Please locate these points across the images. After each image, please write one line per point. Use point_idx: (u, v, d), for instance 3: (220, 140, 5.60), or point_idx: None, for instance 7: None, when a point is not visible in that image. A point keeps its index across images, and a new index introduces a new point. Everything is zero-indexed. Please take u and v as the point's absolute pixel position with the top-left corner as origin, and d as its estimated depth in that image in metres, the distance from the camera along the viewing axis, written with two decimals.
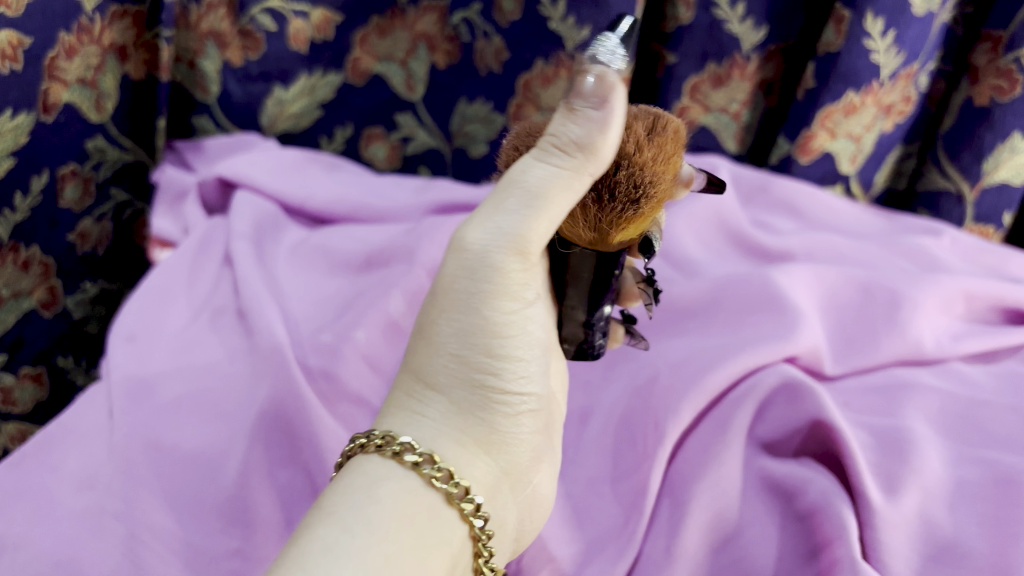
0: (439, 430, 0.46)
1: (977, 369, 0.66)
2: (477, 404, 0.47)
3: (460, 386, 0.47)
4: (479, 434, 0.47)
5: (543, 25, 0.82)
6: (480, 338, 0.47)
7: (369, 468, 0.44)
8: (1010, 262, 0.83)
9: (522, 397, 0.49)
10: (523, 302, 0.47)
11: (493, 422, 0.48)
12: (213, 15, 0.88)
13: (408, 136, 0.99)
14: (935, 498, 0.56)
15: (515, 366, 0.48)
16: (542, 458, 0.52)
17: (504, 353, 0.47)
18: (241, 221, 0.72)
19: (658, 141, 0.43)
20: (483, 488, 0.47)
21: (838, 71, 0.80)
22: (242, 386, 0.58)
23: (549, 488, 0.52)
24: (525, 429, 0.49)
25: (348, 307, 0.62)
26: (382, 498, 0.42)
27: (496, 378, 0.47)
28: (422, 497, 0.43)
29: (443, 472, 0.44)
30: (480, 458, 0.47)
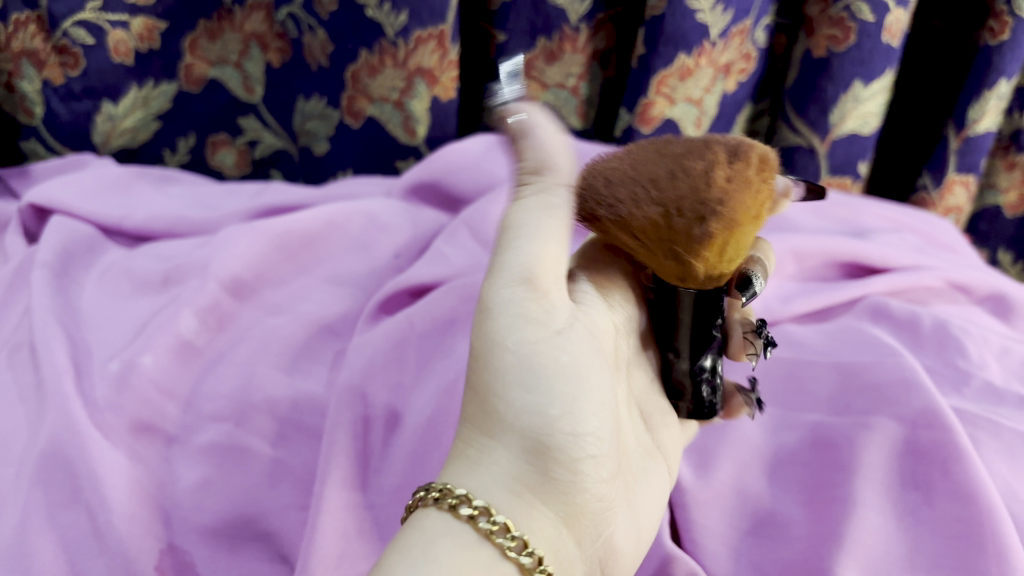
0: (493, 477, 0.41)
1: (810, 329, 0.64)
2: (530, 447, 0.41)
3: (513, 431, 0.41)
4: (533, 480, 0.41)
5: (360, 13, 0.79)
6: (524, 369, 0.41)
7: (426, 523, 0.39)
8: (863, 214, 0.83)
9: (585, 438, 0.42)
10: (552, 328, 0.42)
11: (552, 468, 0.41)
12: (23, 33, 0.82)
13: (254, 139, 0.97)
14: (752, 467, 0.55)
15: (564, 401, 0.41)
16: (619, 506, 0.45)
17: (550, 384, 0.41)
18: (44, 249, 0.68)
19: (737, 164, 0.41)
20: (545, 539, 0.40)
21: (665, 34, 0.77)
22: (26, 427, 0.55)
23: (632, 540, 0.46)
24: (594, 474, 0.43)
25: (143, 330, 0.59)
26: (444, 560, 0.36)
27: (543, 415, 0.41)
28: (480, 555, 0.38)
29: (499, 525, 0.39)
30: (539, 506, 0.41)
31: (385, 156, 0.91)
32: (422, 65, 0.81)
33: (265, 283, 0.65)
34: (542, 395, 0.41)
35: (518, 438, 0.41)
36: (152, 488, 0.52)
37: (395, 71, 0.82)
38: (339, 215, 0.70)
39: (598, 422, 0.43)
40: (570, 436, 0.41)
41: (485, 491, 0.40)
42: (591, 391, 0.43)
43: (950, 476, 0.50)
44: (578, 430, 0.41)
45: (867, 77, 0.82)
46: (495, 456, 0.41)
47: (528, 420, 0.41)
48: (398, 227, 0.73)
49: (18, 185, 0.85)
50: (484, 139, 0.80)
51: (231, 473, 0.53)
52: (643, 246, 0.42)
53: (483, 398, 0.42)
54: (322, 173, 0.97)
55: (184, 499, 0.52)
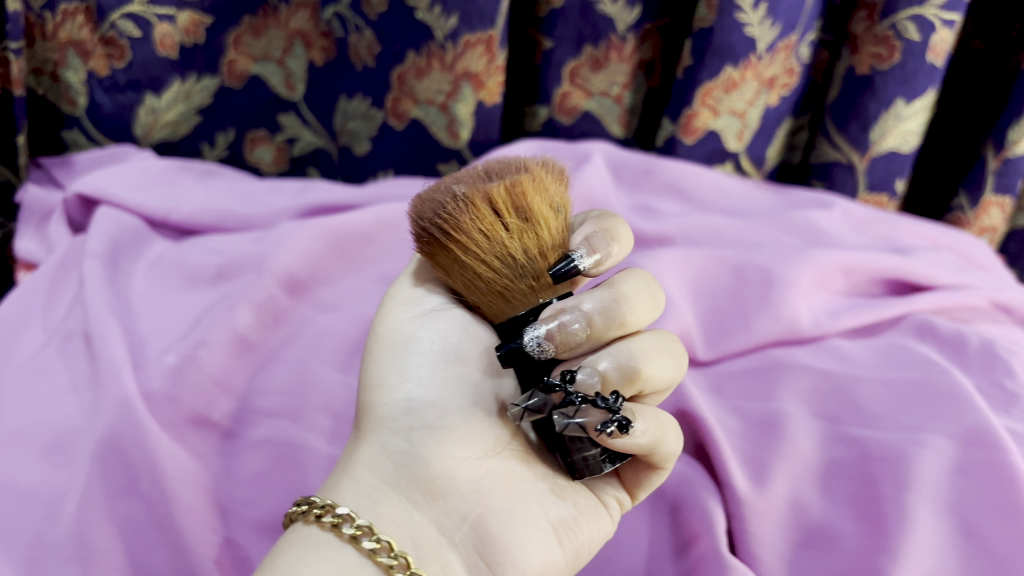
0: (352, 463, 0.49)
1: (857, 344, 0.64)
2: (383, 430, 0.49)
3: (365, 417, 0.51)
4: (382, 462, 0.48)
5: (410, 15, 0.79)
6: (379, 359, 0.52)
7: (283, 538, 0.45)
8: (902, 231, 0.83)
9: (423, 407, 0.50)
10: (409, 321, 0.54)
11: (395, 446, 0.49)
12: (70, 23, 0.83)
13: (294, 136, 0.97)
14: (805, 479, 0.54)
15: (405, 378, 0.51)
16: (490, 492, 0.48)
17: (394, 365, 0.52)
18: (93, 240, 0.68)
19: (471, 202, 0.46)
20: (389, 521, 0.46)
21: (713, 46, 0.78)
22: (82, 417, 0.55)
23: (525, 531, 0.47)
24: (438, 449, 0.49)
25: (197, 324, 0.59)
26: (286, 569, 0.41)
27: (385, 391, 0.51)
28: (318, 551, 0.43)
29: (341, 517, 0.44)
30: (388, 493, 0.47)
31: (424, 157, 0.92)
32: (469, 69, 0.82)
33: (319, 281, 0.65)
34: (387, 375, 0.51)
35: (370, 421, 0.50)
36: (209, 481, 0.53)
37: (442, 74, 0.82)
38: (388, 214, 0.70)
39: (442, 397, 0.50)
40: (404, 403, 0.50)
41: (340, 479, 0.48)
42: (439, 372, 0.51)
43: (1004, 496, 0.51)
44: (413, 400, 0.50)
45: (909, 96, 0.82)
46: (358, 445, 0.50)
47: (379, 403, 0.51)
48: None
49: (60, 175, 0.85)
50: (529, 146, 0.80)
51: (286, 470, 0.54)
52: (466, 275, 0.47)
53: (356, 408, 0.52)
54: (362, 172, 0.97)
55: (239, 493, 0.53)
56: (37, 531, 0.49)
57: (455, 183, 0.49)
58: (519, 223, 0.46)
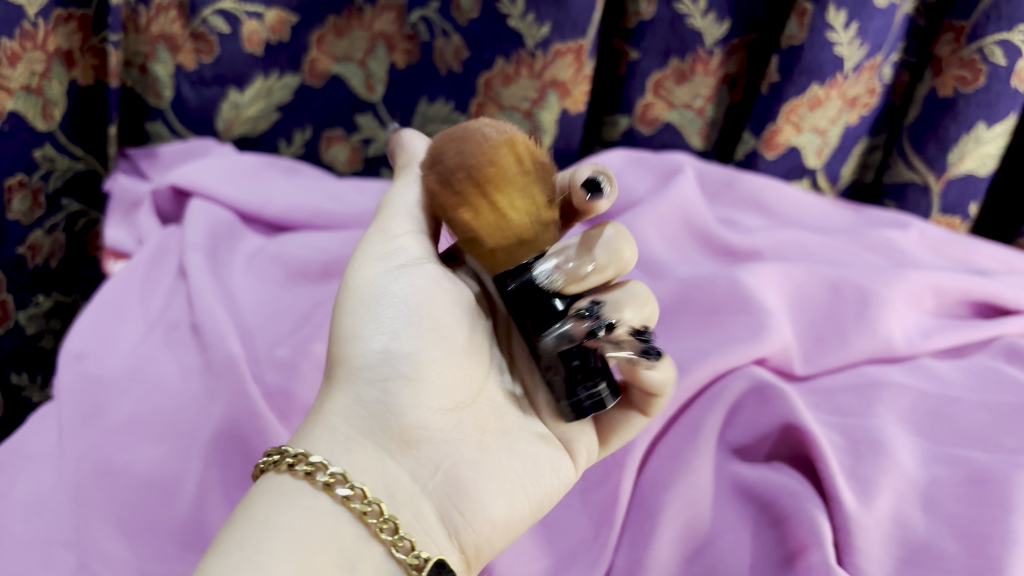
0: (324, 411, 0.47)
1: (948, 364, 0.65)
2: (358, 378, 0.48)
3: (342, 361, 0.48)
4: (356, 413, 0.47)
5: (502, 22, 0.81)
6: (357, 302, 0.49)
7: (254, 487, 0.43)
8: (975, 253, 0.83)
9: (404, 359, 0.48)
10: (391, 264, 0.50)
11: (371, 398, 0.47)
12: (163, 18, 0.84)
13: (370, 137, 0.97)
14: (908, 497, 0.54)
15: (382, 326, 0.48)
16: (462, 443, 0.49)
17: (370, 311, 0.49)
18: (193, 231, 0.70)
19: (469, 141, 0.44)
20: (363, 469, 0.45)
21: (802, 64, 0.79)
22: (195, 406, 0.56)
23: (494, 482, 0.48)
24: (413, 400, 0.47)
25: (306, 319, 0.61)
26: (258, 515, 0.40)
27: (360, 338, 0.48)
28: (299, 500, 0.42)
29: (315, 464, 0.43)
30: (360, 440, 0.46)
31: None
32: (557, 78, 0.82)
33: None
34: (362, 321, 0.49)
35: (343, 366, 0.48)
36: None
37: (529, 81, 0.84)
38: None
39: (421, 348, 0.48)
40: (379, 353, 0.48)
41: (312, 430, 0.46)
42: (421, 321, 0.49)
43: None
44: (389, 350, 0.48)
45: (990, 120, 0.83)
46: (333, 395, 0.48)
47: (354, 348, 0.48)
48: None
49: (146, 166, 0.87)
50: (616, 155, 0.81)
51: None
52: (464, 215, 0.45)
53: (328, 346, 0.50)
54: None
55: None
56: (157, 516, 0.51)
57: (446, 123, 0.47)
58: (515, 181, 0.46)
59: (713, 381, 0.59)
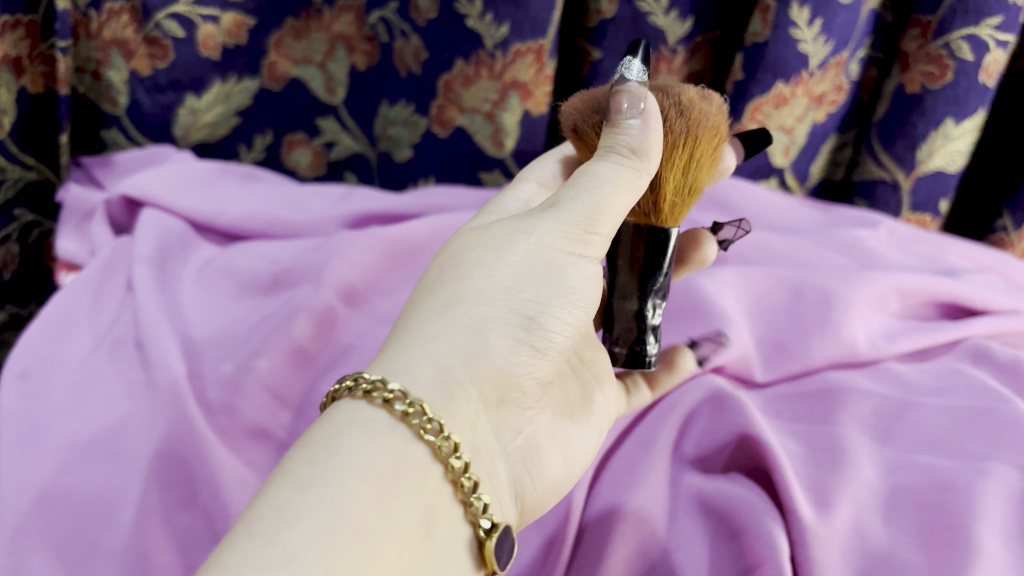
0: (438, 345, 0.44)
1: (913, 368, 0.64)
2: (492, 332, 0.45)
3: (497, 314, 0.45)
4: (476, 369, 0.44)
5: (461, 23, 0.79)
6: (536, 265, 0.46)
7: (336, 417, 0.41)
8: (946, 251, 0.82)
9: (550, 335, 0.47)
10: (572, 251, 0.46)
11: (496, 358, 0.45)
12: (115, 22, 0.82)
13: (332, 141, 0.95)
14: (869, 508, 0.52)
15: (536, 293, 0.46)
16: (541, 408, 0.50)
17: (535, 279, 0.46)
18: (142, 243, 0.68)
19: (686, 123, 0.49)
20: (462, 423, 0.43)
21: (766, 62, 0.77)
22: (137, 427, 0.54)
23: (559, 451, 0.50)
24: (525, 366, 0.47)
25: (252, 333, 0.59)
26: (344, 450, 0.38)
27: (515, 297, 0.45)
28: (398, 445, 0.40)
29: (416, 408, 0.41)
30: (468, 391, 0.44)
31: (468, 165, 0.91)
32: (518, 78, 0.81)
33: (375, 292, 0.64)
34: (520, 282, 0.45)
35: (485, 311, 0.45)
36: None
37: (490, 82, 0.82)
38: (444, 225, 0.70)
39: (561, 325, 0.47)
40: (535, 321, 0.46)
41: (420, 360, 0.43)
42: (564, 301, 0.47)
43: None
44: (533, 317, 0.46)
45: (959, 116, 0.82)
46: (454, 339, 0.44)
47: (503, 300, 0.45)
48: None
49: (101, 174, 0.85)
50: None
51: None
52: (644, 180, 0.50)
53: (454, 277, 0.46)
54: (400, 180, 0.96)
55: None
56: (95, 541, 0.48)
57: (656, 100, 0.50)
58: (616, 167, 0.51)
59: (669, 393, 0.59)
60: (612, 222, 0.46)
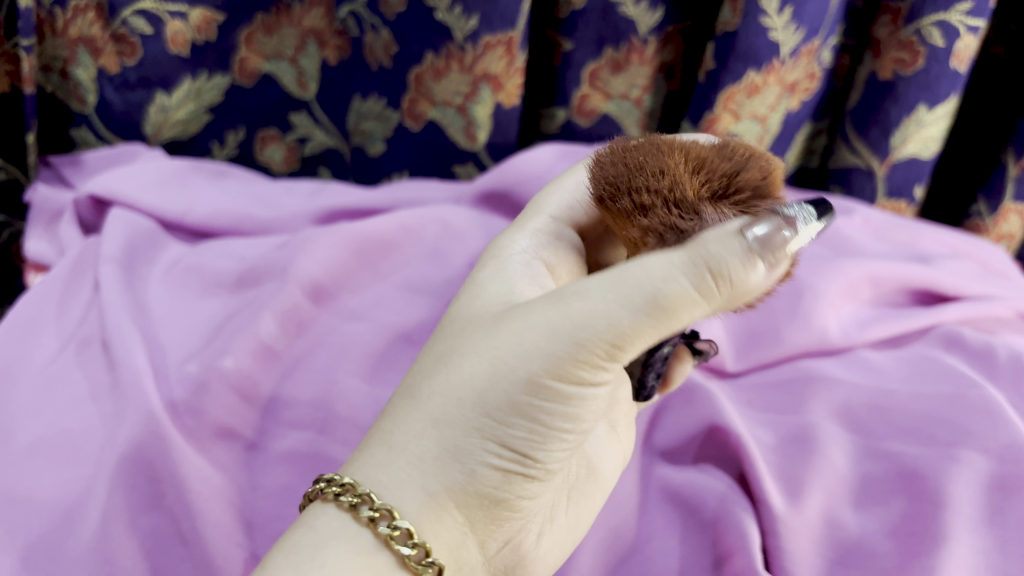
0: (424, 465, 0.41)
1: (885, 356, 0.63)
2: (481, 464, 0.42)
3: (485, 442, 0.41)
4: (462, 493, 0.42)
5: (430, 16, 0.78)
6: (532, 401, 0.41)
7: (323, 521, 0.41)
8: (922, 238, 0.82)
9: (547, 463, 0.44)
10: (581, 380, 0.41)
11: (484, 483, 0.42)
12: (81, 20, 0.81)
13: (305, 136, 0.95)
14: (839, 496, 0.52)
15: (530, 428, 0.42)
16: (538, 514, 0.47)
17: (531, 414, 0.41)
18: (109, 244, 0.67)
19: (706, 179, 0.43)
20: (443, 543, 0.42)
21: (737, 50, 0.77)
22: (103, 429, 0.53)
23: (551, 550, 0.47)
24: (521, 492, 0.44)
25: (219, 331, 0.58)
26: (325, 566, 0.39)
27: (508, 430, 0.41)
28: (378, 561, 0.40)
29: (400, 531, 0.40)
30: (452, 511, 0.42)
31: (442, 158, 0.91)
32: (489, 71, 0.80)
33: (342, 288, 0.64)
34: (512, 415, 0.41)
35: (467, 441, 0.41)
36: (234, 494, 0.52)
37: (461, 75, 0.81)
38: (412, 220, 0.70)
39: (559, 451, 0.44)
40: (529, 448, 0.42)
41: (406, 476, 0.41)
42: (568, 431, 0.43)
43: None
44: (527, 450, 0.42)
45: (931, 102, 0.81)
46: (444, 464, 0.41)
47: (493, 431, 0.41)
48: (471, 237, 0.72)
49: (70, 173, 0.84)
50: (549, 150, 0.79)
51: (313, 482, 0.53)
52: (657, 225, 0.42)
53: (441, 385, 0.43)
54: (375, 173, 0.95)
55: (266, 508, 0.52)
56: (60, 545, 0.48)
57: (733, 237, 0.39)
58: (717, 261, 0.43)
59: None
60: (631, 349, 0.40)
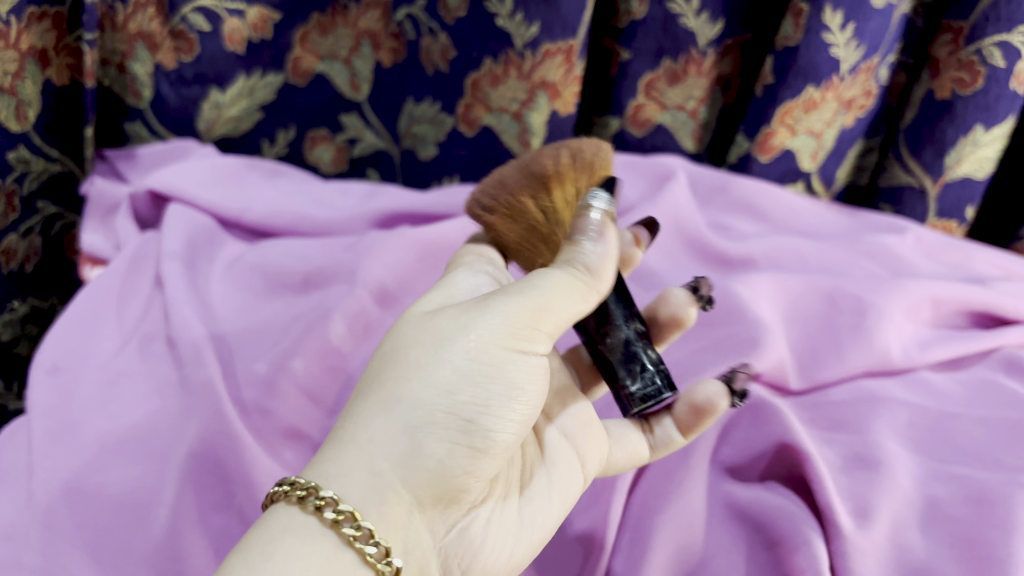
0: (373, 446, 0.41)
1: (946, 377, 0.63)
2: (429, 438, 0.41)
3: (431, 418, 0.41)
4: (412, 468, 0.41)
5: (491, 22, 0.78)
6: (476, 370, 0.42)
7: (272, 521, 0.39)
8: (973, 259, 0.81)
9: (495, 441, 0.43)
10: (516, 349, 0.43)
11: (432, 460, 0.41)
12: (141, 14, 0.82)
13: (355, 138, 0.95)
14: (907, 520, 0.51)
15: (475, 397, 0.42)
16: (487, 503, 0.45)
17: (473, 380, 0.42)
18: (171, 239, 0.67)
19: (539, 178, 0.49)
20: (393, 521, 0.40)
21: (797, 65, 0.77)
22: (171, 426, 0.53)
23: (505, 544, 0.46)
24: (469, 471, 0.43)
25: (286, 331, 0.58)
26: (276, 557, 0.36)
27: (452, 398, 0.42)
28: (325, 546, 0.37)
29: (346, 514, 0.38)
30: (401, 491, 0.41)
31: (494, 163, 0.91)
32: (547, 79, 0.80)
33: (406, 293, 0.64)
34: (455, 383, 0.42)
35: (413, 415, 0.41)
36: None
37: (518, 82, 0.82)
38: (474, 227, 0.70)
39: (505, 433, 0.44)
40: (476, 423, 0.42)
41: (355, 459, 0.41)
42: (512, 407, 0.43)
43: None
44: (473, 424, 0.42)
45: (988, 123, 0.81)
46: (390, 442, 0.41)
47: (437, 403, 0.42)
48: None
49: (124, 168, 0.85)
50: None
51: None
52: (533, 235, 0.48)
53: (385, 378, 0.43)
54: (425, 177, 0.96)
55: None
56: (129, 540, 0.48)
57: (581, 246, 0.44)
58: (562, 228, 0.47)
59: None
60: (552, 322, 0.44)
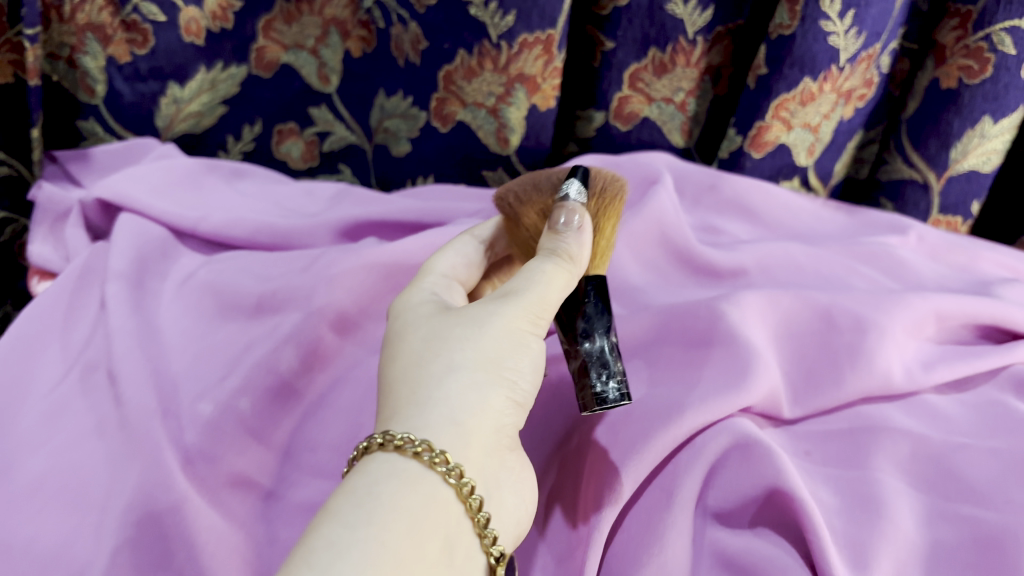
0: (449, 402, 0.42)
1: (951, 400, 0.59)
2: (491, 392, 0.43)
3: (491, 376, 0.44)
4: (486, 417, 0.42)
5: (463, 11, 0.73)
6: (518, 339, 0.45)
7: (370, 467, 0.39)
8: (979, 260, 0.76)
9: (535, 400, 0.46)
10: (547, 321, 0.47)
11: (497, 411, 0.43)
12: (90, 5, 0.76)
13: (325, 132, 0.90)
14: (912, 567, 0.47)
15: (519, 360, 0.45)
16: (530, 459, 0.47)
17: (518, 344, 0.45)
18: (117, 257, 0.62)
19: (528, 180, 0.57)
20: (476, 465, 0.41)
21: (793, 56, 0.71)
22: (108, 473, 0.48)
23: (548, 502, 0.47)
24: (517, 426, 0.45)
25: (235, 364, 0.54)
26: (384, 496, 0.37)
27: (504, 360, 0.44)
28: (423, 485, 0.38)
29: (441, 456, 0.39)
30: (478, 435, 0.42)
31: (468, 161, 0.86)
32: (524, 72, 0.75)
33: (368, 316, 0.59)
34: (504, 345, 0.45)
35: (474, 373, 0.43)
36: (250, 550, 0.46)
37: (494, 75, 0.76)
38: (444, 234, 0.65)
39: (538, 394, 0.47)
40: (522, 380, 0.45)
41: (432, 414, 0.41)
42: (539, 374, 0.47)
43: None
44: (519, 384, 0.45)
45: (997, 114, 0.76)
46: (468, 389, 0.42)
47: (491, 364, 0.44)
48: None
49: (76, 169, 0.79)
50: (590, 160, 0.73)
51: None
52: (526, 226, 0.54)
53: (428, 358, 0.44)
54: (399, 175, 0.90)
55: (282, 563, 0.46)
56: None
57: (564, 234, 0.50)
58: (544, 200, 0.53)
59: (690, 438, 0.51)
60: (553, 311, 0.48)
